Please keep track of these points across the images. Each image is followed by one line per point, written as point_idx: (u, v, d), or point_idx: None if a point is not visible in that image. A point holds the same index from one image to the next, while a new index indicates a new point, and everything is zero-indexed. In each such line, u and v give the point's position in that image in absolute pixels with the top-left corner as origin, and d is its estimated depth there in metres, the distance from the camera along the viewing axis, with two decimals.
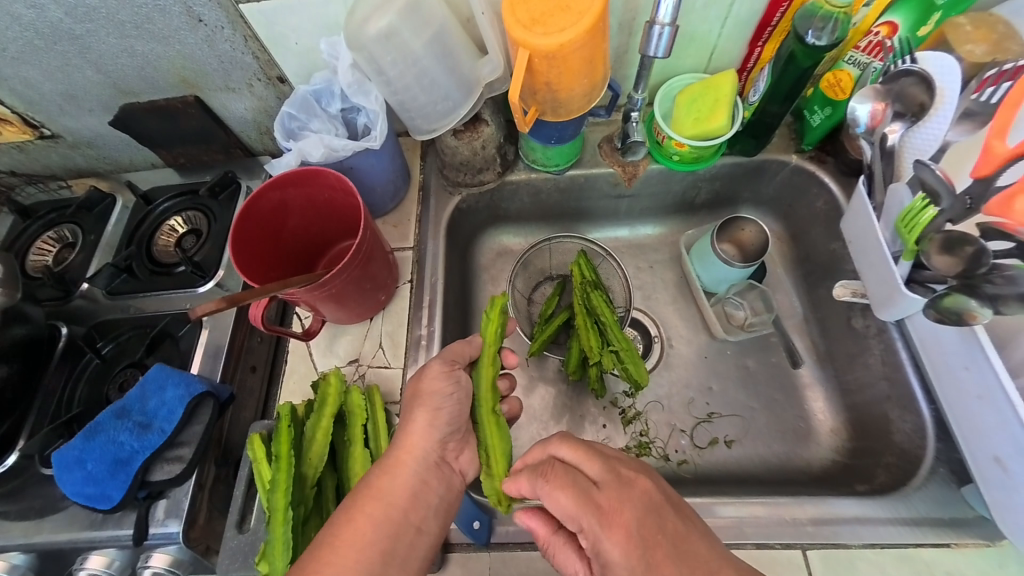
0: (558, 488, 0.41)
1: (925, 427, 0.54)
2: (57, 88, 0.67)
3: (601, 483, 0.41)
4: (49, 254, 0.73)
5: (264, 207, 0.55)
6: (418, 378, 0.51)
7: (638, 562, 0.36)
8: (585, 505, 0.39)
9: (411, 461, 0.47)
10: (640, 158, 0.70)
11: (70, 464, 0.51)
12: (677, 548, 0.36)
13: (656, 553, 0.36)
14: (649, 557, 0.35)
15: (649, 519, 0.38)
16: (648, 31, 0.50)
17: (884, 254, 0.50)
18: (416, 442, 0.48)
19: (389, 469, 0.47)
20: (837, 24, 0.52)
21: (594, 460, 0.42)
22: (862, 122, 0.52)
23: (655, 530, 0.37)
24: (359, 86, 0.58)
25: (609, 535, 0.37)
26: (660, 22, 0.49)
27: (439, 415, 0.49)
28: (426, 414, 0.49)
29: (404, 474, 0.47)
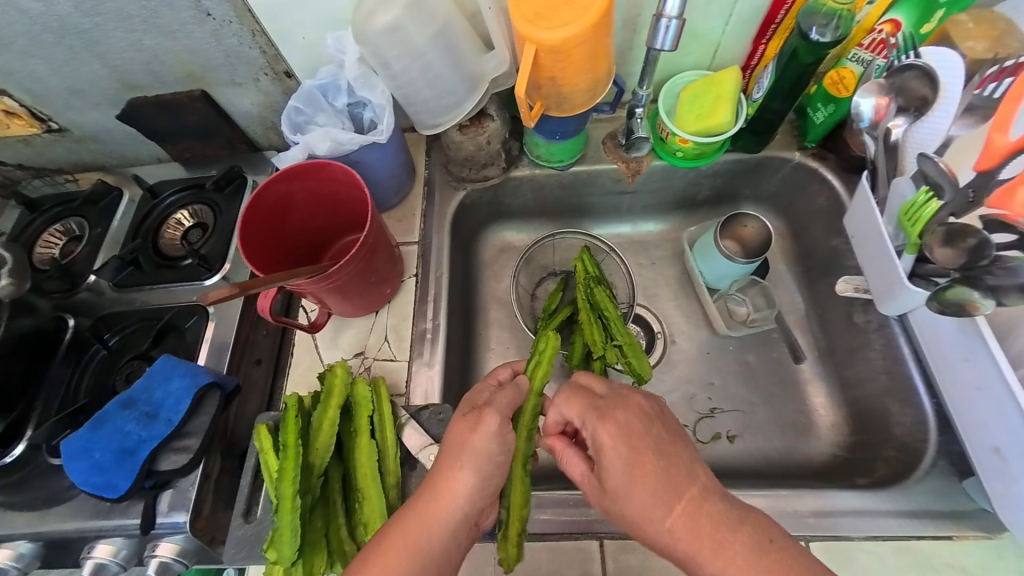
0: (576, 401, 0.49)
1: (926, 421, 0.55)
2: (63, 82, 0.68)
3: (613, 398, 0.48)
4: (55, 247, 0.73)
5: (268, 199, 0.55)
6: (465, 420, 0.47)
7: (623, 449, 0.43)
8: (588, 409, 0.48)
9: (460, 514, 0.44)
10: (644, 154, 0.70)
11: (78, 453, 0.51)
12: (661, 449, 0.43)
13: (640, 444, 0.43)
14: (634, 446, 0.43)
15: (650, 431, 0.44)
16: (655, 24, 0.50)
17: (887, 248, 0.51)
18: (470, 498, 0.44)
19: (428, 519, 0.43)
20: (841, 21, 0.52)
21: (603, 380, 0.50)
22: (864, 117, 0.53)
23: (643, 431, 0.44)
24: (365, 80, 0.58)
25: (620, 440, 0.44)
26: (667, 15, 0.49)
27: (496, 473, 0.46)
28: (484, 471, 0.45)
29: (446, 526, 0.43)
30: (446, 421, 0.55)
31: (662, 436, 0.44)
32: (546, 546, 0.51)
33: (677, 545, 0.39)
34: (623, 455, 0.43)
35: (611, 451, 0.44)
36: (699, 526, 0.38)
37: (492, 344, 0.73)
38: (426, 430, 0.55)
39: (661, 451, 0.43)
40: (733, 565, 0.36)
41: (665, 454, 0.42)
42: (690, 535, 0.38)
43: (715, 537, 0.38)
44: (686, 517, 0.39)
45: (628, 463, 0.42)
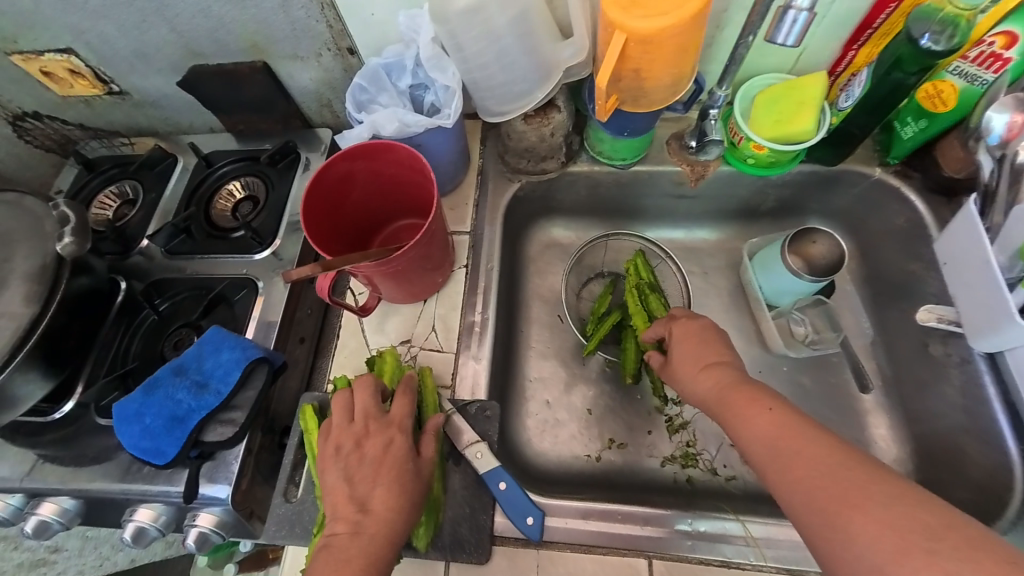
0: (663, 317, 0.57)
1: (1009, 467, 0.51)
2: (130, 45, 0.67)
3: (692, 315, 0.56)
4: (109, 209, 0.74)
5: (333, 176, 0.54)
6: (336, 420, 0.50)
7: (677, 333, 0.54)
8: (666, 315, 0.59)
9: (385, 515, 0.44)
10: (713, 159, 0.66)
11: (130, 417, 0.51)
12: (704, 340, 0.52)
13: (688, 331, 0.54)
14: (683, 333, 0.54)
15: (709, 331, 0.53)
16: (780, 16, 0.45)
17: (998, 279, 0.47)
18: (385, 501, 0.45)
19: (364, 516, 0.44)
20: (957, 30, 0.48)
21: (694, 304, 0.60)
22: (994, 134, 0.50)
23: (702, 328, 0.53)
24: (436, 62, 0.56)
25: (685, 333, 0.53)
26: (797, 6, 0.44)
27: (406, 480, 0.46)
28: (394, 477, 0.46)
29: (381, 527, 0.44)
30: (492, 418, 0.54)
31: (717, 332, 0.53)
32: (592, 559, 0.49)
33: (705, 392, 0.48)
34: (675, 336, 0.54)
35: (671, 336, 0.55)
36: (724, 379, 0.47)
37: (533, 342, 0.71)
38: (474, 426, 0.53)
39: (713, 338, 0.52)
40: (731, 400, 0.44)
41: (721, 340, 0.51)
42: (713, 385, 0.47)
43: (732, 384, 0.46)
44: (713, 373, 0.48)
45: (693, 345, 0.52)
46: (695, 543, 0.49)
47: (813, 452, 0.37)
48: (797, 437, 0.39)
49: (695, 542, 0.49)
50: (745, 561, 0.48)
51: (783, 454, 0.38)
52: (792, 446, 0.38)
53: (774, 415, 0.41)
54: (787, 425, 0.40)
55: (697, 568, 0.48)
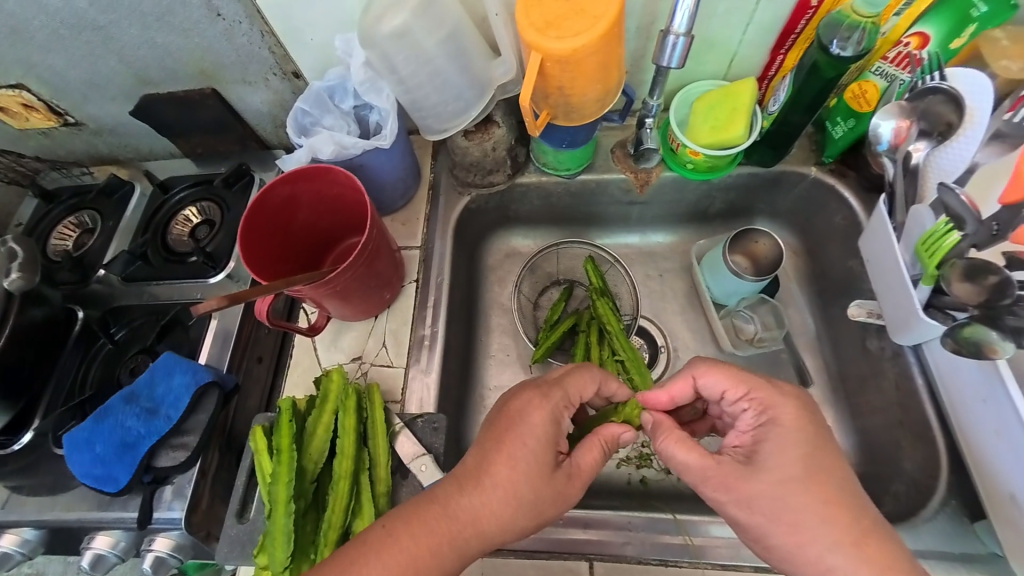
0: (723, 369, 0.48)
1: (937, 457, 0.53)
2: (81, 76, 0.68)
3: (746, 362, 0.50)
4: (69, 239, 0.75)
5: (274, 201, 0.56)
6: (534, 422, 0.45)
7: (796, 432, 0.43)
8: (741, 378, 0.47)
9: (500, 518, 0.42)
10: (654, 165, 0.69)
11: (80, 445, 0.54)
12: (813, 445, 0.42)
13: (812, 431, 0.43)
14: (809, 435, 0.43)
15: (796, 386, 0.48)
16: (662, 41, 0.51)
17: (902, 277, 0.50)
18: (511, 500, 0.42)
19: (478, 513, 0.42)
20: (865, 34, 0.50)
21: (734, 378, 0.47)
22: (884, 140, 0.52)
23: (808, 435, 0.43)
24: (371, 84, 0.58)
25: (765, 401, 0.46)
26: (675, 31, 0.49)
27: (562, 491, 0.45)
28: (549, 482, 0.44)
29: (487, 529, 0.42)
30: (440, 430, 0.55)
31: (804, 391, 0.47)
32: (534, 565, 0.51)
33: (783, 475, 0.41)
34: (798, 439, 0.43)
35: (780, 434, 0.43)
36: (807, 458, 0.42)
37: (493, 352, 0.71)
38: (420, 439, 0.54)
39: (807, 408, 0.45)
40: (831, 520, 0.40)
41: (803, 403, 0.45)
42: (818, 500, 0.40)
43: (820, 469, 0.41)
44: (798, 449, 0.42)
45: (787, 413, 0.44)
46: (632, 544, 0.52)
47: (852, 554, 0.39)
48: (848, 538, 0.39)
49: (635, 546, 0.52)
50: (682, 560, 0.51)
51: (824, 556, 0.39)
52: (825, 523, 0.40)
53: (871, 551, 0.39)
54: (829, 513, 0.40)
55: (634, 569, 0.51)
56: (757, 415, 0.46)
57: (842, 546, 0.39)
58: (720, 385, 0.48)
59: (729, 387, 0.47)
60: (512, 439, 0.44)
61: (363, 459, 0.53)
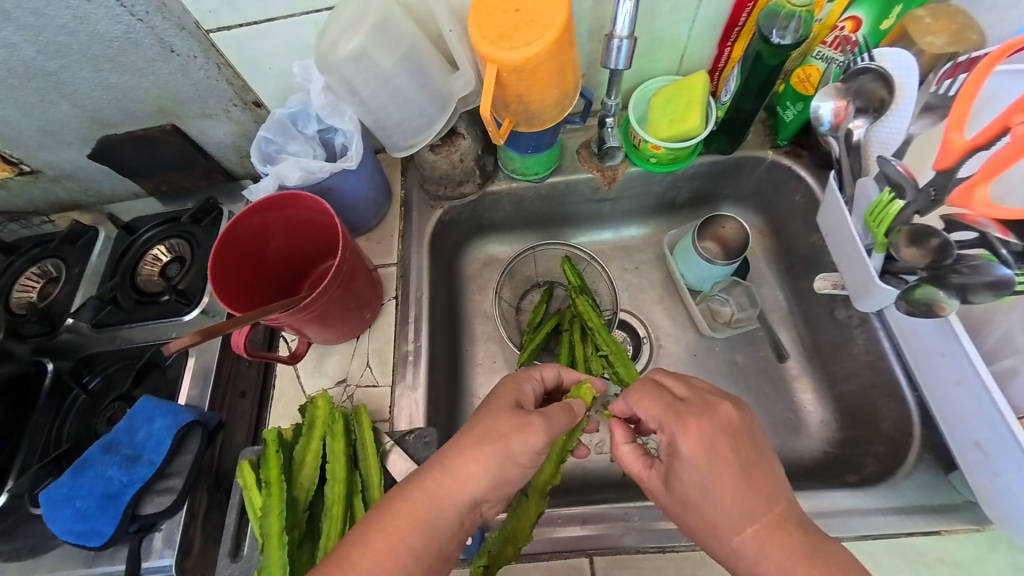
0: (649, 402, 0.45)
1: (910, 415, 0.56)
2: (34, 124, 0.66)
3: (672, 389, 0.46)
4: (33, 290, 0.72)
5: (243, 233, 0.56)
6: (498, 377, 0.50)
7: (706, 456, 0.41)
8: (668, 410, 0.44)
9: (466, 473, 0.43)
10: (619, 162, 0.70)
11: (59, 502, 0.52)
12: (737, 467, 0.41)
13: (721, 457, 0.41)
14: (718, 461, 0.41)
15: (721, 411, 0.43)
16: (608, 45, 0.52)
17: (857, 247, 0.53)
18: (474, 459, 0.43)
19: (452, 480, 0.43)
20: (801, 22, 0.52)
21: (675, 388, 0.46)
22: (825, 121, 0.54)
23: (726, 453, 0.41)
24: (333, 107, 0.59)
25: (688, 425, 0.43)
26: (619, 35, 0.51)
27: (524, 418, 0.45)
28: (510, 411, 0.46)
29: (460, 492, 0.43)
30: (431, 445, 0.54)
31: (733, 419, 0.43)
32: (537, 566, 0.52)
33: (702, 495, 0.41)
34: (705, 463, 0.41)
35: (693, 456, 0.41)
36: (717, 477, 0.41)
37: (479, 360, 0.72)
38: (412, 455, 0.54)
39: (723, 432, 0.42)
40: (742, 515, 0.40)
41: (722, 426, 0.42)
42: (731, 505, 0.40)
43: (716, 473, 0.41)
44: (723, 475, 0.41)
45: (688, 450, 0.42)
46: (631, 534, 0.52)
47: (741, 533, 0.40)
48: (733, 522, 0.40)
49: (635, 537, 0.52)
50: (680, 544, 0.52)
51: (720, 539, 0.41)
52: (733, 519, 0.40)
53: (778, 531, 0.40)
54: (724, 505, 0.40)
55: (635, 558, 0.51)
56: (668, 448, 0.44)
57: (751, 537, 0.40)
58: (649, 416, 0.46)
59: (654, 417, 0.45)
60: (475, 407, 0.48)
61: (356, 481, 0.53)
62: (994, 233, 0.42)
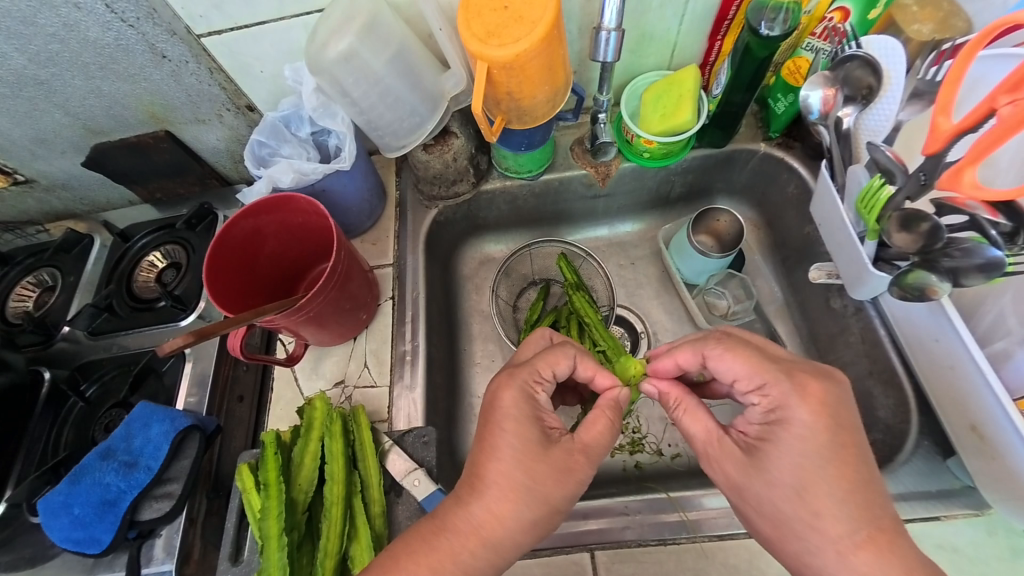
0: (741, 357, 0.45)
1: (907, 402, 0.56)
2: (26, 133, 0.66)
3: (768, 349, 0.47)
4: (29, 299, 0.72)
5: (236, 236, 0.55)
6: (509, 409, 0.45)
7: (813, 434, 0.40)
8: (765, 370, 0.44)
9: (501, 515, 0.42)
10: (612, 158, 0.70)
11: (57, 510, 0.52)
12: (822, 451, 0.40)
13: (821, 437, 0.40)
14: (812, 445, 0.41)
15: (821, 386, 0.42)
16: (596, 38, 0.53)
17: (849, 236, 0.53)
18: (504, 505, 0.42)
19: (486, 547, 0.42)
20: (789, 14, 0.51)
21: (758, 357, 0.45)
22: (815, 109, 0.55)
23: (823, 439, 0.40)
24: (325, 109, 0.59)
25: (776, 401, 0.43)
26: (606, 28, 0.52)
27: (565, 468, 0.43)
28: (538, 455, 0.43)
29: (491, 536, 0.42)
30: (430, 444, 0.54)
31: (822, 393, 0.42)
32: (538, 563, 0.52)
33: (787, 481, 0.41)
34: (803, 446, 0.41)
35: (796, 433, 0.41)
36: (813, 467, 0.40)
37: (477, 359, 0.72)
38: (411, 454, 0.54)
39: (828, 412, 0.41)
40: (818, 500, 0.40)
41: (820, 406, 0.41)
42: (817, 492, 0.40)
43: (818, 435, 0.41)
44: (805, 458, 0.40)
45: (805, 410, 0.41)
46: (632, 527, 0.52)
47: (827, 500, 0.40)
48: (825, 489, 0.40)
49: (636, 531, 0.52)
50: (681, 537, 0.51)
51: (797, 513, 0.40)
52: (821, 508, 0.40)
53: (856, 522, 0.39)
54: (817, 471, 0.40)
55: (636, 552, 0.51)
56: (767, 412, 0.44)
57: (837, 525, 0.39)
58: (733, 373, 0.46)
59: (742, 376, 0.45)
60: (488, 433, 0.44)
61: (355, 482, 0.52)
62: (983, 215, 0.43)
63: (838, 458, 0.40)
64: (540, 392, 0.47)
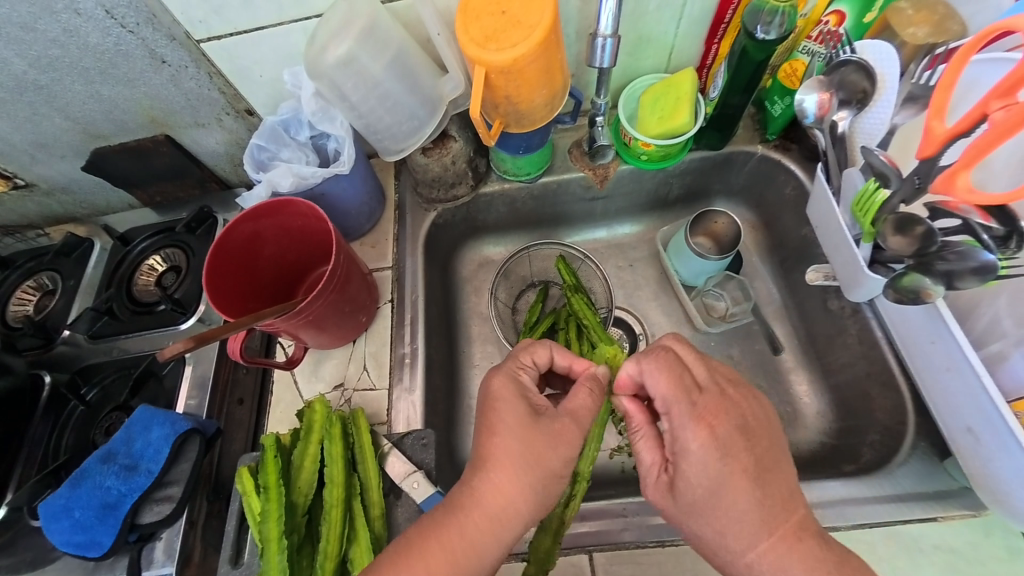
0: (660, 376, 0.46)
1: (904, 404, 0.56)
2: (27, 138, 0.67)
3: (693, 371, 0.46)
4: (29, 303, 0.72)
5: (237, 240, 0.56)
6: (500, 391, 0.46)
7: (710, 455, 0.42)
8: (679, 392, 0.45)
9: (505, 493, 0.42)
10: (610, 160, 0.70)
11: (58, 513, 0.52)
12: (718, 472, 0.41)
13: (722, 458, 0.41)
14: (711, 466, 0.41)
15: (723, 410, 0.43)
16: (592, 44, 0.53)
17: (844, 238, 0.53)
18: (508, 482, 0.42)
19: (492, 520, 0.42)
20: (785, 17, 0.51)
21: (674, 377, 0.45)
22: (810, 113, 0.54)
23: (718, 459, 0.41)
24: (324, 113, 0.59)
25: (679, 422, 0.44)
26: (602, 34, 0.52)
27: (554, 434, 0.45)
28: (529, 427, 0.44)
29: (499, 513, 0.42)
30: (429, 446, 0.54)
31: (747, 412, 0.44)
32: None
33: (694, 497, 0.42)
34: (702, 466, 0.42)
35: (695, 453, 0.42)
36: (712, 485, 0.41)
37: (477, 361, 0.72)
38: (410, 457, 0.54)
39: (720, 435, 0.42)
40: (722, 518, 0.41)
41: (717, 429, 0.42)
42: (720, 510, 0.41)
43: (709, 455, 0.42)
44: (705, 479, 0.42)
45: (694, 434, 0.43)
46: (630, 529, 0.53)
47: (727, 517, 0.40)
48: (724, 507, 0.40)
49: (634, 532, 0.52)
50: (678, 538, 0.52)
51: (702, 525, 0.42)
52: (724, 524, 0.41)
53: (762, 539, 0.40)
54: (715, 489, 0.41)
55: (634, 554, 0.51)
56: (672, 432, 0.45)
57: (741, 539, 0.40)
58: (658, 392, 0.46)
59: (661, 396, 0.46)
60: (484, 418, 0.46)
61: (354, 484, 0.53)
62: (976, 219, 0.43)
63: (729, 479, 0.41)
64: (526, 375, 0.49)
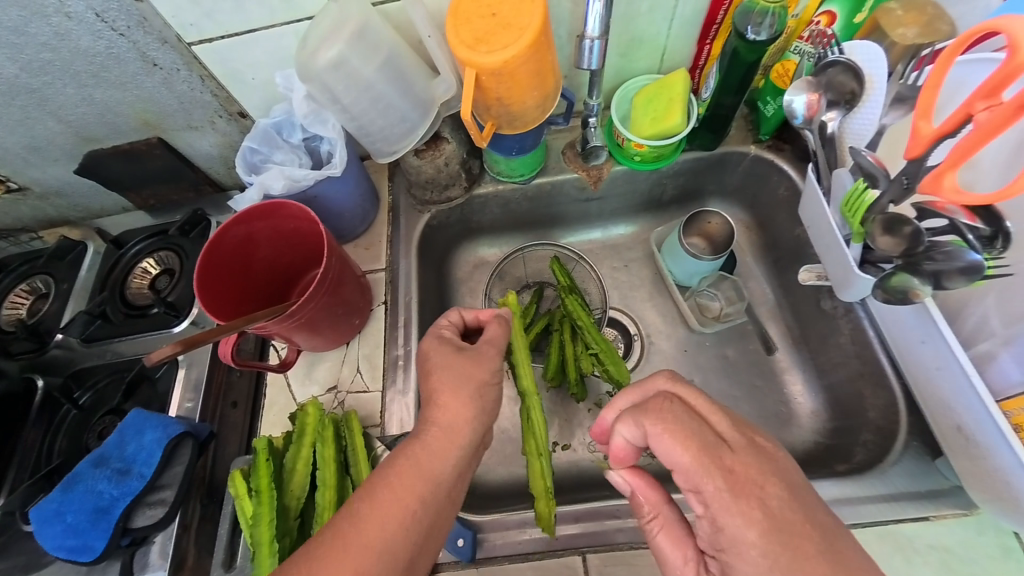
0: (679, 439, 0.39)
1: (896, 404, 0.56)
2: (20, 141, 0.66)
3: (713, 423, 0.41)
4: (23, 307, 0.72)
5: (229, 243, 0.56)
6: (428, 344, 0.52)
7: (765, 538, 0.35)
8: (711, 461, 0.38)
9: (451, 407, 0.47)
10: (603, 161, 0.70)
11: (51, 518, 0.52)
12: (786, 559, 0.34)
13: (786, 542, 0.35)
14: (770, 551, 0.35)
15: (767, 476, 0.38)
16: (580, 46, 0.53)
17: (835, 239, 0.53)
18: (456, 395, 0.48)
19: (446, 429, 0.46)
20: (775, 18, 0.51)
21: (698, 435, 0.40)
22: (799, 114, 0.54)
23: (777, 540, 0.35)
24: (316, 116, 0.59)
25: (718, 495, 0.38)
26: (590, 36, 0.52)
27: (477, 356, 0.51)
28: (456, 355, 0.50)
29: (455, 424, 0.46)
30: None
31: (788, 474, 0.39)
32: (531, 566, 0.52)
33: None
34: (759, 550, 0.35)
35: (746, 537, 0.36)
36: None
37: None
38: None
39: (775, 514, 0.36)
40: None
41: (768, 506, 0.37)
42: None
43: (761, 531, 0.36)
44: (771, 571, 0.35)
45: (741, 512, 0.37)
46: (624, 530, 0.53)
47: None
48: None
49: (628, 533, 0.52)
50: None
51: None
52: None
53: None
54: None
55: (628, 555, 0.51)
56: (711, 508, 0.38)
57: None
58: (675, 459, 0.40)
59: (683, 462, 0.39)
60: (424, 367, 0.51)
61: (347, 486, 0.54)
62: (961, 220, 0.43)
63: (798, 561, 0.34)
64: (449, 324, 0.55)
